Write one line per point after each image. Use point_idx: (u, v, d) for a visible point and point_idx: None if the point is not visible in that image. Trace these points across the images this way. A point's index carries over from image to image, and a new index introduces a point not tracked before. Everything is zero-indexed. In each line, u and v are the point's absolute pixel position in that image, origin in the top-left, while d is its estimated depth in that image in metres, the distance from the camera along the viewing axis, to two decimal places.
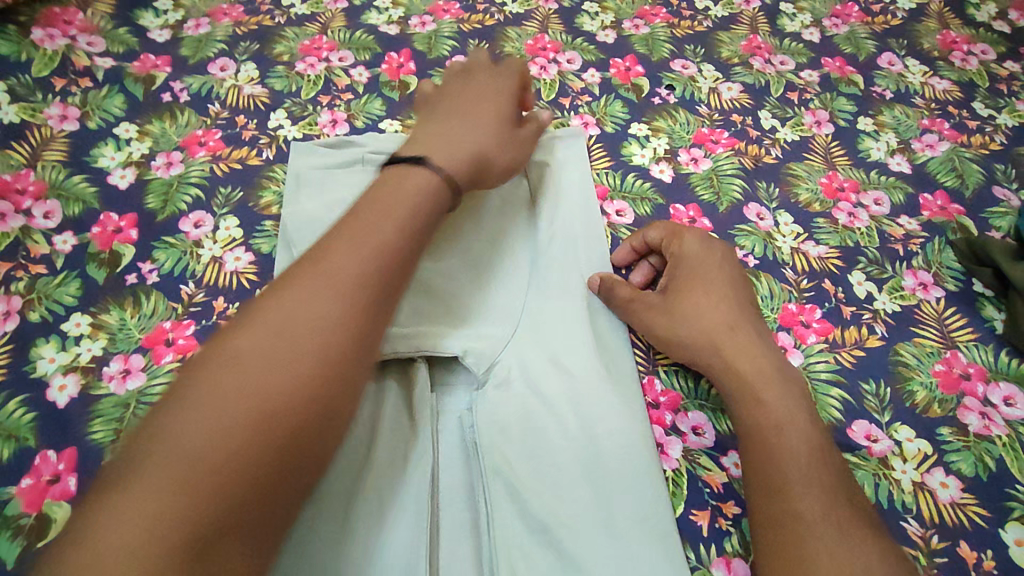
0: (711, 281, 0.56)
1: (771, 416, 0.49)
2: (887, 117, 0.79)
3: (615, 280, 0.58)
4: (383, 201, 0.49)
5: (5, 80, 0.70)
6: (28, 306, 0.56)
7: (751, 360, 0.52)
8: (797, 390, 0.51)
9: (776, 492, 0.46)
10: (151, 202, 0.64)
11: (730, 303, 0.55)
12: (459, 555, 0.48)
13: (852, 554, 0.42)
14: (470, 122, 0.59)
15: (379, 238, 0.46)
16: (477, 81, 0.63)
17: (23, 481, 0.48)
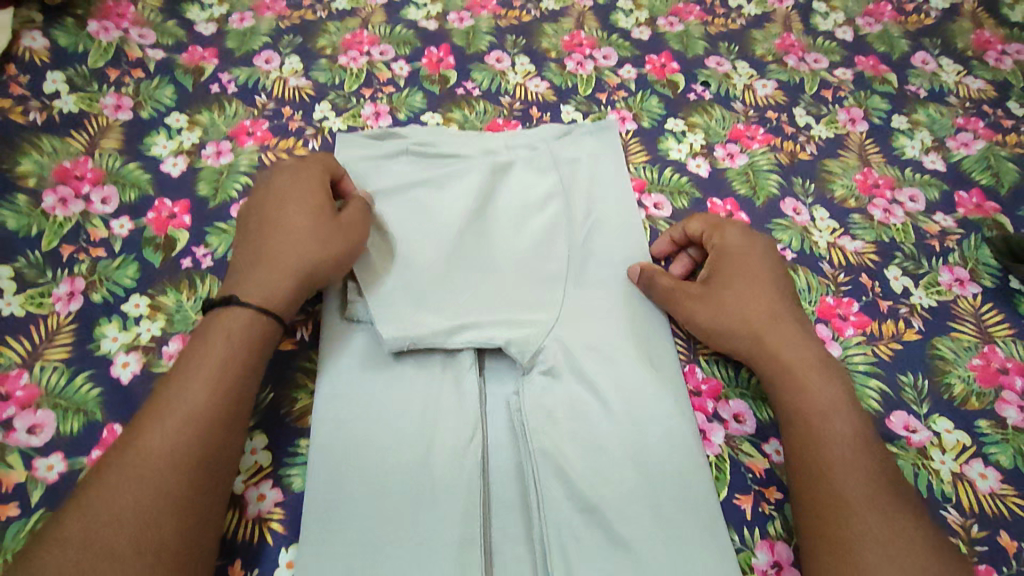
0: (752, 272, 0.58)
1: (815, 404, 0.50)
2: (921, 116, 0.80)
3: (656, 270, 0.59)
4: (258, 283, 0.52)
5: (63, 71, 0.72)
6: (90, 288, 0.58)
7: (793, 350, 0.53)
8: (839, 379, 0.52)
9: (819, 478, 0.47)
10: (202, 189, 0.66)
11: (770, 294, 0.57)
12: (510, 532, 0.49)
13: (896, 538, 0.44)
14: (280, 237, 0.55)
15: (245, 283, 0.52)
16: (275, 190, 0.58)
17: (92, 452, 0.50)
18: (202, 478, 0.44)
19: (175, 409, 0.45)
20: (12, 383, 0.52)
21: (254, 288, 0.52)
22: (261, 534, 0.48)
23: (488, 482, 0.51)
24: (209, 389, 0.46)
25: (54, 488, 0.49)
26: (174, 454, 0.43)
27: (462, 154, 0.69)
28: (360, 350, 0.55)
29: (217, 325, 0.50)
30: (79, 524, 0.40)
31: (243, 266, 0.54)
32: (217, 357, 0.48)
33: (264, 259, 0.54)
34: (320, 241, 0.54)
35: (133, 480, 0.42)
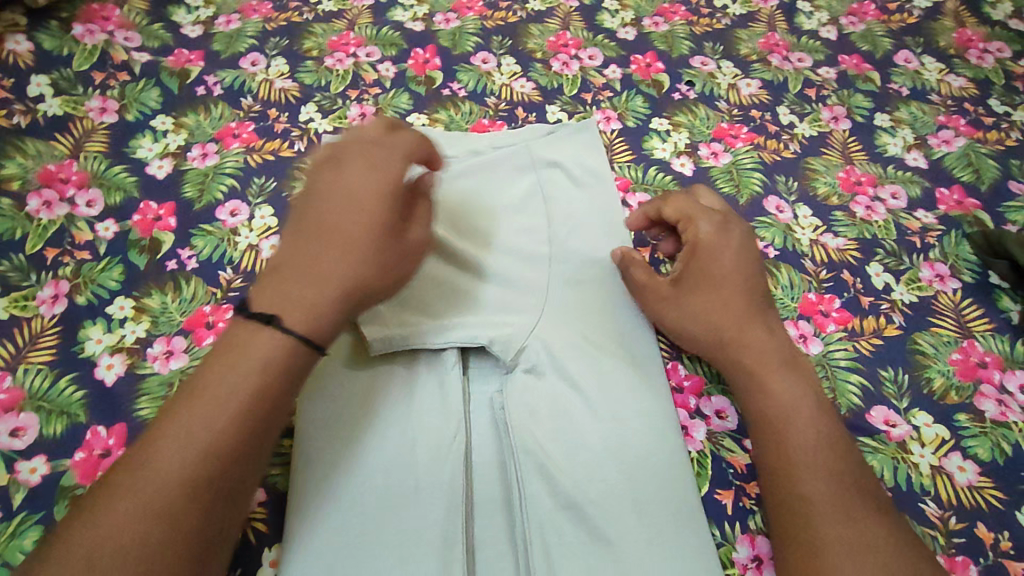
0: (722, 267, 0.57)
1: (778, 407, 0.50)
2: (903, 114, 0.81)
3: (631, 261, 0.58)
4: (315, 304, 0.45)
5: (48, 73, 0.72)
6: (75, 290, 0.58)
7: (758, 349, 0.53)
8: (805, 378, 0.52)
9: (786, 477, 0.48)
10: (187, 191, 0.67)
11: (740, 291, 0.56)
12: (492, 530, 0.50)
13: (858, 535, 0.44)
14: (341, 247, 0.47)
15: (301, 301, 0.45)
16: (359, 175, 0.49)
17: (75, 454, 0.50)
18: (202, 511, 0.40)
19: (179, 434, 0.41)
20: None
21: (299, 309, 0.44)
22: (246, 534, 0.49)
23: (472, 479, 0.51)
24: (218, 418, 0.42)
25: (37, 490, 0.49)
26: (170, 488, 0.40)
27: (447, 155, 0.69)
28: (342, 350, 0.55)
29: (253, 345, 0.43)
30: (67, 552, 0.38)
31: (293, 272, 0.46)
32: (237, 381, 0.43)
33: (324, 273, 0.46)
34: (380, 265, 0.48)
35: (126, 510, 0.39)
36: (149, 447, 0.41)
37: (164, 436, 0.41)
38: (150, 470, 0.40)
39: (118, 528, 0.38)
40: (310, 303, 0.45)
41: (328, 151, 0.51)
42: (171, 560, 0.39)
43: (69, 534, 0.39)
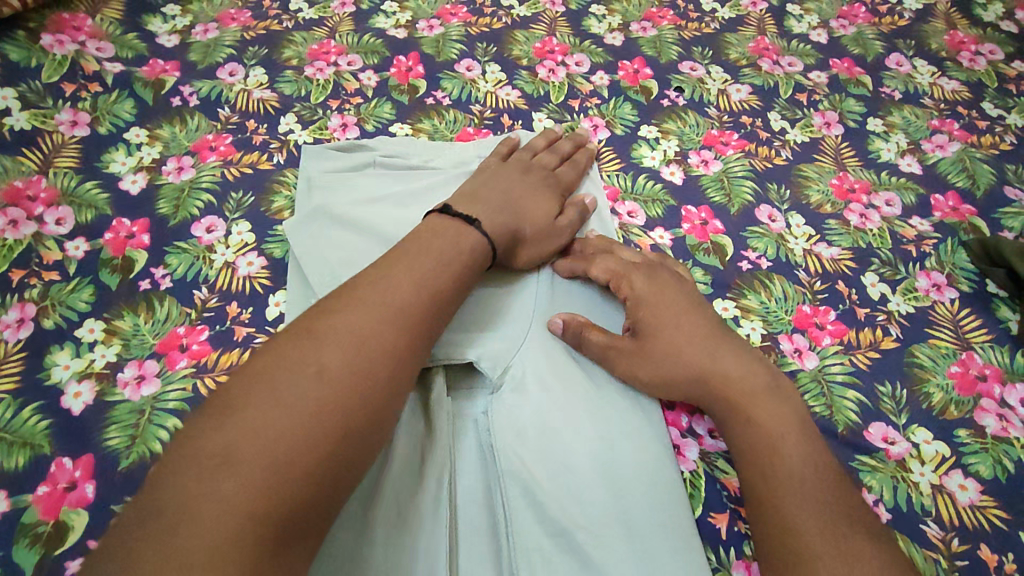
0: (674, 305, 0.55)
1: (765, 431, 0.48)
2: (896, 118, 0.79)
3: (584, 324, 0.55)
4: (499, 223, 0.55)
5: (16, 86, 0.70)
6: (42, 314, 0.56)
7: (737, 382, 0.50)
8: (789, 404, 0.50)
9: (770, 508, 0.45)
10: (162, 207, 0.64)
11: (699, 325, 0.53)
12: (477, 559, 0.47)
13: (852, 570, 0.41)
14: (518, 201, 0.58)
15: (491, 219, 0.55)
16: (552, 180, 0.64)
17: (39, 488, 0.48)
18: (412, 369, 0.43)
19: (386, 301, 0.44)
20: None
21: (492, 219, 0.54)
22: None
23: (456, 506, 0.49)
24: (413, 307, 0.45)
25: None
26: (392, 343, 0.42)
27: (431, 166, 0.68)
28: None
29: (463, 241, 0.51)
30: (298, 385, 0.38)
31: (483, 199, 0.56)
32: (430, 268, 0.48)
33: (507, 210, 0.57)
34: (546, 221, 0.59)
35: (353, 356, 0.40)
36: (353, 309, 0.43)
37: (369, 301, 0.44)
38: (364, 325, 0.42)
39: (353, 368, 0.40)
40: (496, 221, 0.55)
41: (529, 158, 0.66)
42: (393, 405, 0.41)
43: (292, 370, 0.39)
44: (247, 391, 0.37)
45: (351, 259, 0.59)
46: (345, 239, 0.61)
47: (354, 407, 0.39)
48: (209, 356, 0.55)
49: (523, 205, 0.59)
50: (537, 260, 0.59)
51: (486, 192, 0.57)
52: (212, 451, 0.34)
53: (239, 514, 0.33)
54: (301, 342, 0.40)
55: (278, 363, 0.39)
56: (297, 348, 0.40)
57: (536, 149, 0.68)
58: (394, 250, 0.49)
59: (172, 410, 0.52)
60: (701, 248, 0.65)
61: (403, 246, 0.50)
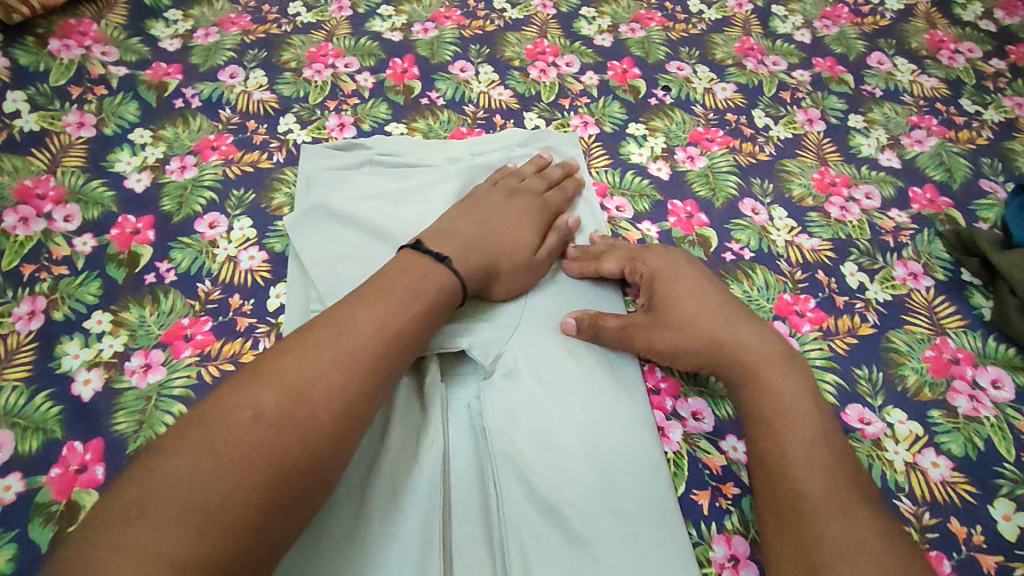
0: (690, 282, 0.57)
1: (780, 399, 0.50)
2: (876, 114, 0.82)
3: (596, 314, 0.57)
4: (466, 263, 0.54)
5: (24, 90, 0.72)
6: (52, 306, 0.58)
7: (751, 349, 0.52)
8: (800, 373, 0.52)
9: (779, 474, 0.47)
10: (166, 205, 0.67)
11: (715, 301, 0.56)
12: (470, 534, 0.50)
13: (856, 534, 0.43)
14: (491, 236, 0.58)
15: (460, 258, 0.54)
16: (536, 207, 0.63)
17: (51, 470, 0.50)
18: (355, 414, 0.43)
19: (336, 345, 0.44)
20: None
21: (464, 258, 0.54)
22: None
23: (450, 485, 0.51)
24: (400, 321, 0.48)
25: (11, 507, 0.48)
26: (332, 390, 0.42)
27: (426, 164, 0.71)
28: None
29: (433, 278, 0.51)
30: (230, 435, 0.38)
31: (455, 237, 0.56)
32: (387, 310, 0.47)
33: (477, 250, 0.56)
34: (521, 257, 0.59)
35: (290, 404, 0.40)
36: (305, 354, 0.43)
37: (319, 343, 0.44)
38: (308, 370, 0.42)
39: (286, 418, 0.40)
40: (465, 260, 0.54)
41: (516, 183, 0.65)
42: (331, 457, 0.41)
43: (224, 419, 0.39)
44: (183, 439, 0.39)
45: (350, 253, 0.62)
46: (344, 234, 0.63)
47: (280, 460, 0.39)
48: (212, 346, 0.58)
49: (496, 240, 0.58)
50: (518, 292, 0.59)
51: (459, 229, 0.57)
52: (134, 500, 0.36)
53: (137, 565, 0.33)
54: (250, 385, 0.41)
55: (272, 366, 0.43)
56: (241, 393, 0.41)
57: (523, 174, 0.67)
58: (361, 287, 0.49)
59: (178, 397, 0.55)
60: (686, 240, 0.68)
61: (370, 283, 0.50)
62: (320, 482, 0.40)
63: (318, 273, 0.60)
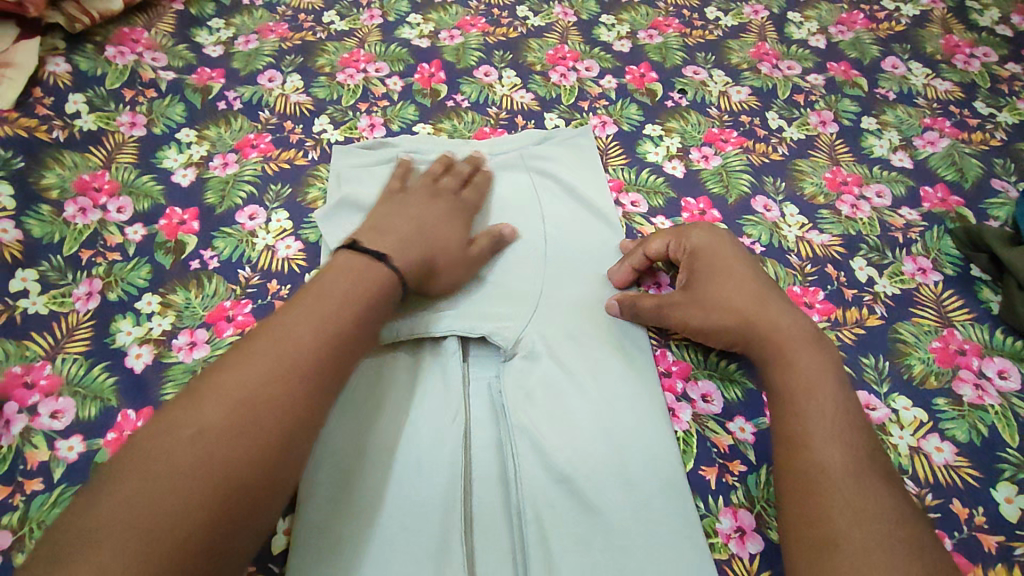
0: (732, 268, 0.59)
1: (804, 378, 0.52)
2: (889, 117, 0.84)
3: (635, 296, 0.61)
4: (399, 258, 0.55)
5: (83, 92, 0.78)
6: (107, 288, 0.63)
7: (781, 330, 0.55)
8: (828, 353, 0.54)
9: (801, 447, 0.49)
10: (209, 197, 0.72)
11: (753, 286, 0.58)
12: (489, 501, 0.53)
13: (868, 503, 0.45)
14: (418, 233, 0.59)
15: (395, 256, 0.55)
16: (452, 210, 0.64)
17: (107, 434, 0.55)
18: (296, 410, 0.44)
19: (269, 354, 0.45)
20: (36, 373, 0.57)
21: (399, 257, 0.55)
22: None
23: (470, 456, 0.54)
24: (326, 326, 0.48)
25: (72, 465, 0.53)
26: (268, 388, 0.43)
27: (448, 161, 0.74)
28: None
29: (367, 278, 0.52)
30: (170, 456, 0.40)
31: (381, 236, 0.57)
32: (323, 313, 0.49)
33: (409, 248, 0.57)
34: (453, 254, 0.60)
35: (254, 411, 0.42)
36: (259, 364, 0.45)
37: (252, 356, 0.45)
38: (243, 383, 0.43)
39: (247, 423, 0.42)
40: (399, 257, 0.55)
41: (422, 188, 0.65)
42: (269, 459, 0.42)
43: (166, 441, 0.40)
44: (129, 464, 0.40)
45: None
46: None
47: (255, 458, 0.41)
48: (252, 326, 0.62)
49: (426, 239, 0.59)
50: (450, 286, 0.60)
51: (381, 229, 0.58)
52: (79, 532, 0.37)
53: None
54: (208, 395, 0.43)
55: (210, 386, 0.43)
56: (179, 417, 0.42)
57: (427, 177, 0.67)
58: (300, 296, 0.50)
59: None
60: None
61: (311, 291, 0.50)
62: (269, 485, 0.42)
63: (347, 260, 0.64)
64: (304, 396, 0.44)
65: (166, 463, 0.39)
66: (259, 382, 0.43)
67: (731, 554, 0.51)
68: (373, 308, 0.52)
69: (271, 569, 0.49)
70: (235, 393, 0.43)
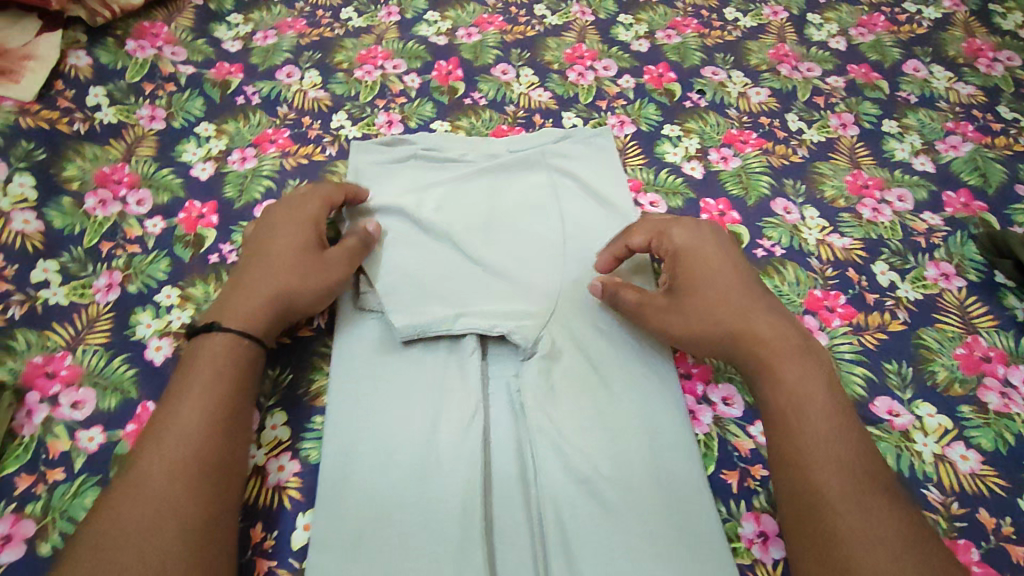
0: (717, 273, 0.58)
1: (794, 391, 0.51)
2: (911, 120, 0.83)
3: (617, 285, 0.59)
4: (242, 309, 0.54)
5: (104, 85, 0.78)
6: (126, 280, 0.63)
7: (766, 342, 0.54)
8: (816, 363, 0.52)
9: (795, 465, 0.48)
10: (228, 191, 0.72)
11: (739, 293, 0.57)
12: (509, 499, 0.52)
13: (869, 523, 0.44)
14: (265, 269, 0.57)
15: (240, 310, 0.54)
16: (295, 225, 0.61)
17: (127, 426, 0.55)
18: (204, 483, 0.46)
19: (160, 438, 0.47)
20: (57, 364, 0.58)
21: (242, 313, 0.54)
22: (281, 500, 0.52)
23: (490, 455, 0.54)
24: (207, 396, 0.49)
25: (94, 456, 0.53)
26: (168, 470, 0.45)
27: (466, 159, 0.74)
28: (374, 338, 0.59)
29: (207, 347, 0.52)
30: (95, 559, 0.41)
31: (228, 295, 0.56)
32: (201, 385, 0.50)
33: (257, 292, 0.56)
34: (305, 267, 0.58)
35: (195, 449, 0.46)
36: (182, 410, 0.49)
37: (146, 446, 0.46)
38: (144, 475, 0.45)
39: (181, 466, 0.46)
40: (244, 308, 0.54)
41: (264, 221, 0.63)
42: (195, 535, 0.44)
43: (89, 546, 0.42)
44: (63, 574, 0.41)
45: (398, 242, 0.65)
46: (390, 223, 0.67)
47: (209, 485, 0.46)
48: None
49: (276, 270, 0.57)
50: (323, 290, 0.58)
51: (234, 286, 0.57)
52: None
53: None
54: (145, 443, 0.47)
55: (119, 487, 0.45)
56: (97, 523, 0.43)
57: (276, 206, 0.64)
58: (187, 349, 0.53)
59: None
60: None
61: (190, 345, 0.53)
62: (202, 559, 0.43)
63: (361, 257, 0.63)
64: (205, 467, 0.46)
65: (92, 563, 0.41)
66: (155, 468, 0.45)
67: (754, 559, 0.51)
68: (228, 359, 0.51)
69: (293, 565, 0.49)
70: (140, 485, 0.44)
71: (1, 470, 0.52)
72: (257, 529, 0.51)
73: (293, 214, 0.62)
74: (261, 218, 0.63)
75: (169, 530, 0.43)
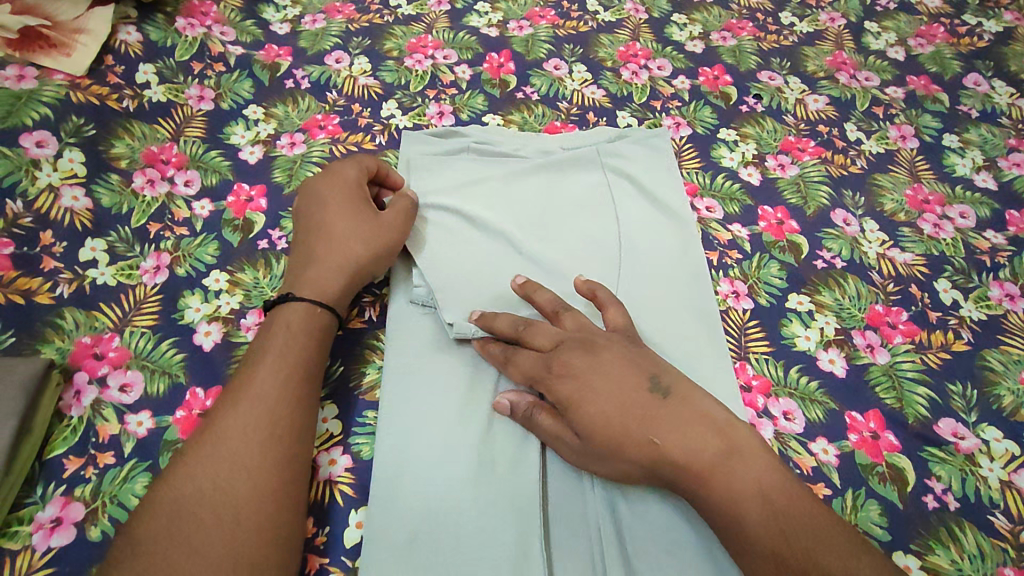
0: (604, 399, 0.47)
1: (743, 497, 0.44)
2: (973, 135, 0.81)
3: (531, 408, 0.51)
4: (316, 284, 0.56)
5: (153, 63, 0.77)
6: (175, 263, 0.62)
7: (695, 457, 0.45)
8: (750, 454, 0.45)
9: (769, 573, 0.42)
10: (277, 176, 0.70)
11: (635, 422, 0.46)
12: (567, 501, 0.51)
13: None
14: (326, 243, 0.58)
15: (312, 284, 0.56)
16: (341, 196, 0.61)
17: (177, 412, 0.54)
18: (282, 454, 0.47)
19: (242, 405, 0.48)
20: (105, 345, 0.57)
21: (317, 287, 0.56)
22: (332, 495, 0.51)
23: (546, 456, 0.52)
24: (287, 369, 0.50)
25: (144, 441, 0.52)
26: (251, 437, 0.46)
27: (519, 154, 0.72)
28: (427, 332, 0.58)
29: (284, 321, 0.53)
30: (180, 515, 0.43)
31: (295, 274, 0.57)
32: (281, 357, 0.51)
33: (325, 265, 0.57)
34: (364, 235, 0.58)
35: (275, 419, 0.48)
36: (215, 434, 0.47)
37: (229, 411, 0.48)
38: (225, 439, 0.46)
39: (225, 490, 0.44)
40: (316, 283, 0.56)
41: (306, 196, 0.62)
42: (274, 504, 0.45)
43: (171, 501, 0.43)
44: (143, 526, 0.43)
45: (452, 235, 0.63)
46: (444, 215, 0.65)
47: (288, 457, 0.47)
48: None
49: (338, 242, 0.58)
50: (389, 254, 0.59)
51: (299, 264, 0.58)
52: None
53: None
54: (165, 486, 0.44)
55: (201, 447, 0.46)
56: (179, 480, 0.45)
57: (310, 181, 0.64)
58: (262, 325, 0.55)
59: None
60: (777, 245, 0.68)
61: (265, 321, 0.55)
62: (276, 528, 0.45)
63: (408, 239, 0.62)
64: (284, 440, 0.48)
65: (179, 518, 0.43)
66: (237, 433, 0.46)
67: None
68: (306, 328, 0.53)
69: (346, 563, 0.49)
70: (222, 449, 0.46)
71: (48, 452, 0.51)
72: (310, 523, 0.50)
73: (332, 184, 0.62)
74: (301, 195, 0.63)
75: (249, 497, 0.44)
